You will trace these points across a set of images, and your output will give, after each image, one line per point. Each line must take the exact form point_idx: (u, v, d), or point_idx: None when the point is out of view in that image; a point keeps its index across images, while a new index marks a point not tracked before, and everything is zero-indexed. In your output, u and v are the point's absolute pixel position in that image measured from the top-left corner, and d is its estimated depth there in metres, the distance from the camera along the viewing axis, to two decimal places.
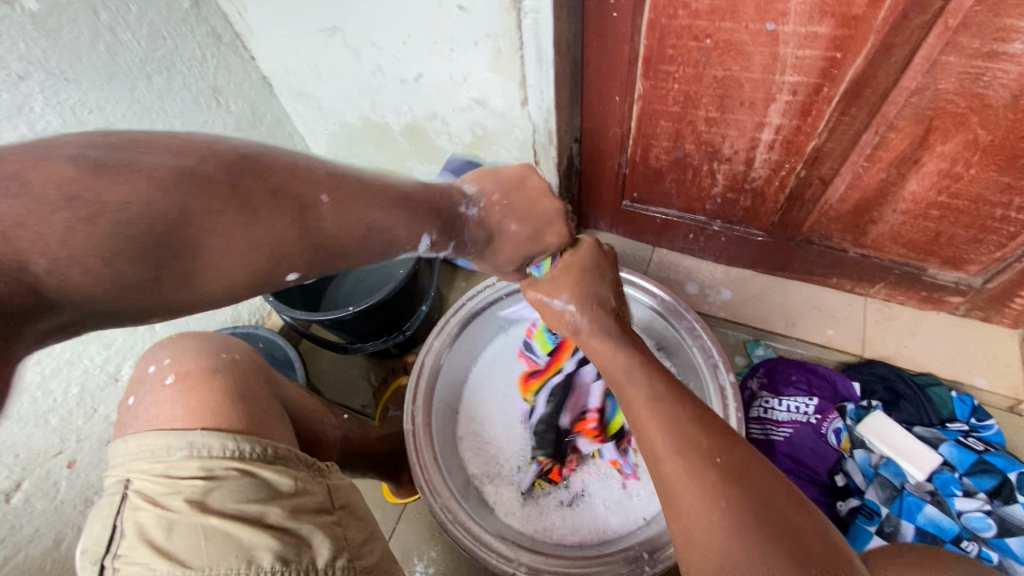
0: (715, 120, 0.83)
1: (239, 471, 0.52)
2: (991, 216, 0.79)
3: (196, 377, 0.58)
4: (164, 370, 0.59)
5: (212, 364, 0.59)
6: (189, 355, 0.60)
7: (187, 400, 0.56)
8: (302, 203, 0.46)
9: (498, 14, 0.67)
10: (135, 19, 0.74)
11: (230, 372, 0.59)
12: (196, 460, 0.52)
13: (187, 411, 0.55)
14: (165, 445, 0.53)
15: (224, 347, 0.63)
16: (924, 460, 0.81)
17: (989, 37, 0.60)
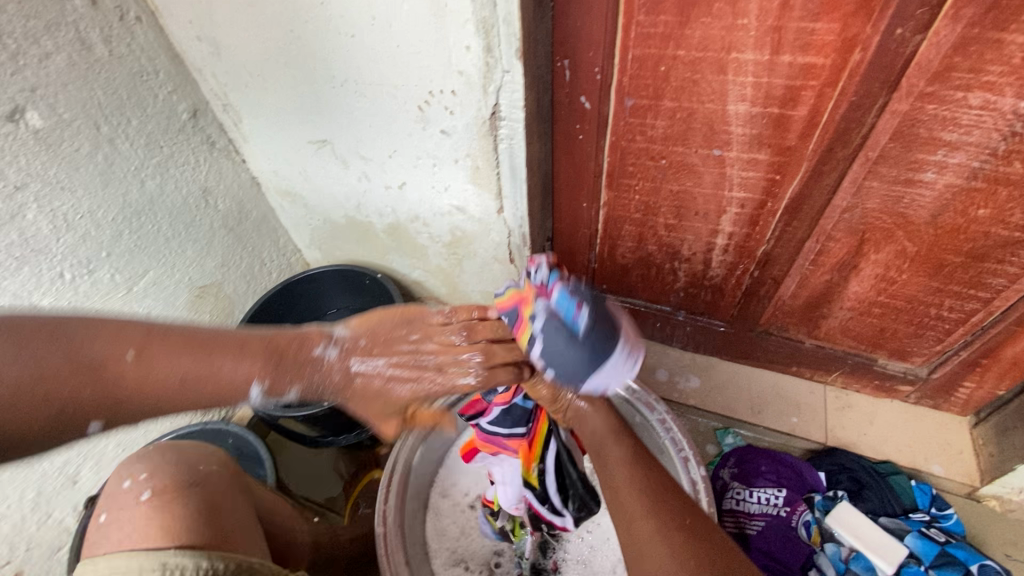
0: (674, 227, 0.91)
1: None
2: (927, 315, 0.86)
3: (172, 493, 0.57)
4: (140, 486, 0.58)
5: (188, 478, 0.59)
6: (165, 469, 0.59)
7: (158, 518, 0.54)
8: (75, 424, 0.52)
9: (476, 138, 0.74)
10: (135, 130, 0.78)
11: (205, 486, 0.59)
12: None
13: (157, 531, 0.53)
14: (138, 566, 0.49)
15: (202, 459, 0.62)
16: (891, 552, 0.82)
17: (905, 168, 0.69)
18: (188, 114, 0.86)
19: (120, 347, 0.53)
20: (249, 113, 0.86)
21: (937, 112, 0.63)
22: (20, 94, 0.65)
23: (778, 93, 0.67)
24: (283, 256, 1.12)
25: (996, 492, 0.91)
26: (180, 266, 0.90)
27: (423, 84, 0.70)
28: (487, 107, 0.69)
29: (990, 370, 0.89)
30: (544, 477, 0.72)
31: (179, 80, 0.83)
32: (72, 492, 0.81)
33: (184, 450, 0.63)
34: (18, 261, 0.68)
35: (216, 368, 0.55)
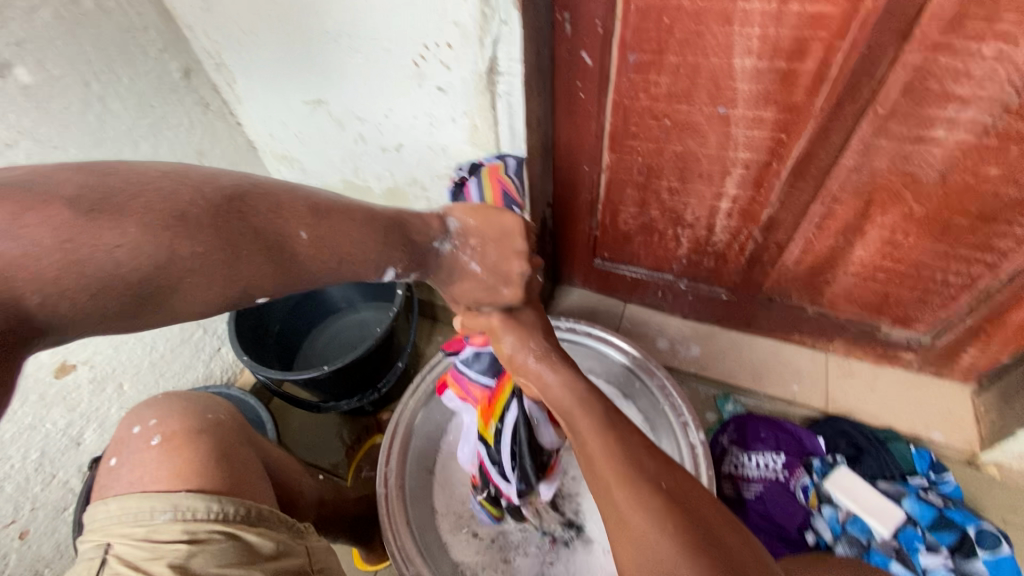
0: (677, 190, 0.89)
1: (225, 535, 0.52)
2: (933, 280, 0.85)
3: (181, 439, 0.57)
4: (150, 432, 0.58)
5: (197, 425, 0.59)
6: (175, 416, 0.59)
7: (172, 461, 0.55)
8: (278, 242, 0.43)
9: (474, 95, 0.72)
10: (126, 89, 0.77)
11: (215, 433, 0.59)
12: (180, 524, 0.51)
13: (171, 472, 0.54)
14: (149, 507, 0.51)
15: (209, 407, 0.62)
16: (888, 515, 0.82)
17: (914, 125, 0.67)
18: (181, 74, 0.84)
19: (295, 218, 0.45)
20: (243, 73, 0.85)
21: (949, 64, 0.60)
22: (7, 49, 0.63)
23: (785, 45, 0.65)
24: None
25: (995, 458, 0.91)
26: None
27: (418, 37, 0.68)
28: (485, 62, 0.67)
29: (995, 336, 0.88)
30: (498, 441, 0.70)
31: (171, 38, 0.81)
32: (76, 453, 0.82)
33: (191, 398, 0.64)
34: None
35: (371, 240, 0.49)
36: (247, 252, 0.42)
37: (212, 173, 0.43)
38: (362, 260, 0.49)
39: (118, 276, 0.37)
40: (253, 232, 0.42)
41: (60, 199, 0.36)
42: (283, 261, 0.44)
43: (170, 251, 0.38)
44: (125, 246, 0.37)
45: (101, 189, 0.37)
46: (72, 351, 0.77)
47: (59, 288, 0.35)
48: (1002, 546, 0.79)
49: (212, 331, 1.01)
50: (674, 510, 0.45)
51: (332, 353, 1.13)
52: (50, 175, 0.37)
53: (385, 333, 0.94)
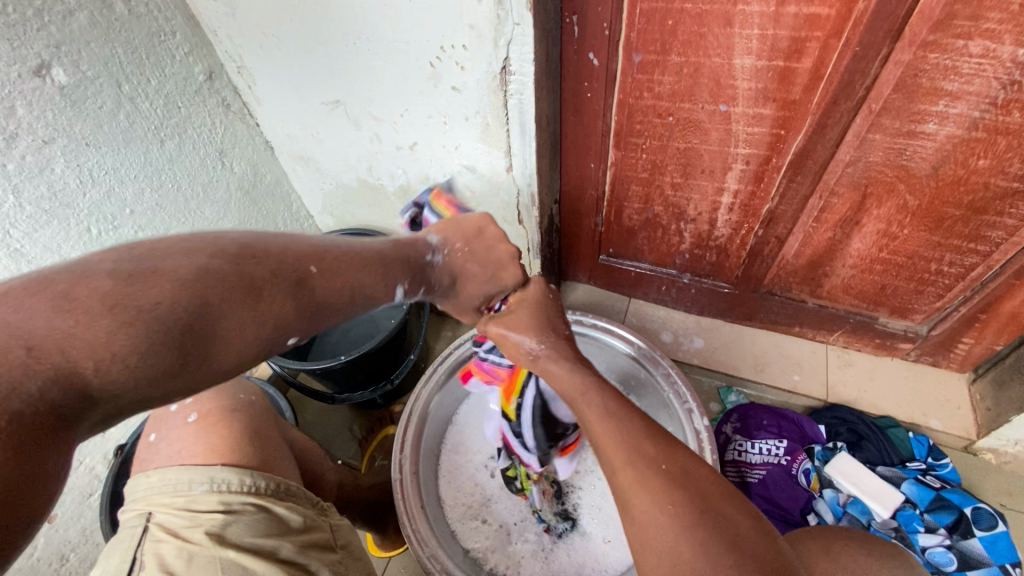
0: (680, 185, 0.92)
1: (256, 506, 0.54)
2: (927, 270, 0.88)
3: (217, 417, 0.60)
4: (186, 408, 0.61)
5: (231, 404, 0.62)
6: (211, 394, 0.62)
7: (209, 437, 0.58)
8: (297, 279, 0.49)
9: (487, 94, 0.76)
10: (154, 90, 0.80)
11: (247, 412, 0.62)
12: (216, 495, 0.53)
13: (208, 447, 0.57)
14: (187, 479, 0.54)
15: (242, 388, 0.66)
16: (887, 497, 0.85)
17: (907, 119, 0.71)
18: (204, 76, 0.88)
19: (304, 256, 0.50)
20: (263, 75, 0.88)
21: (939, 61, 0.64)
22: (46, 50, 0.67)
23: (783, 45, 0.68)
24: (296, 221, 1.14)
25: (992, 445, 0.94)
26: (199, 225, 0.93)
27: (434, 39, 0.72)
28: (498, 62, 0.71)
29: (989, 325, 0.91)
30: (521, 410, 0.77)
31: (195, 41, 0.84)
32: (101, 441, 0.85)
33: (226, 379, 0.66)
34: (48, 215, 0.71)
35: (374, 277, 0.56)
36: (270, 292, 0.47)
37: (221, 241, 0.47)
38: (369, 289, 0.55)
39: (163, 326, 0.41)
40: (265, 278, 0.47)
41: (101, 273, 0.40)
42: (303, 295, 0.49)
43: (203, 301, 0.43)
44: (164, 303, 0.41)
45: (133, 262, 0.42)
46: None
47: (111, 353, 0.39)
48: (997, 525, 0.81)
49: None
50: (683, 474, 0.48)
51: (344, 347, 1.16)
52: (87, 260, 0.41)
53: (398, 326, 0.97)
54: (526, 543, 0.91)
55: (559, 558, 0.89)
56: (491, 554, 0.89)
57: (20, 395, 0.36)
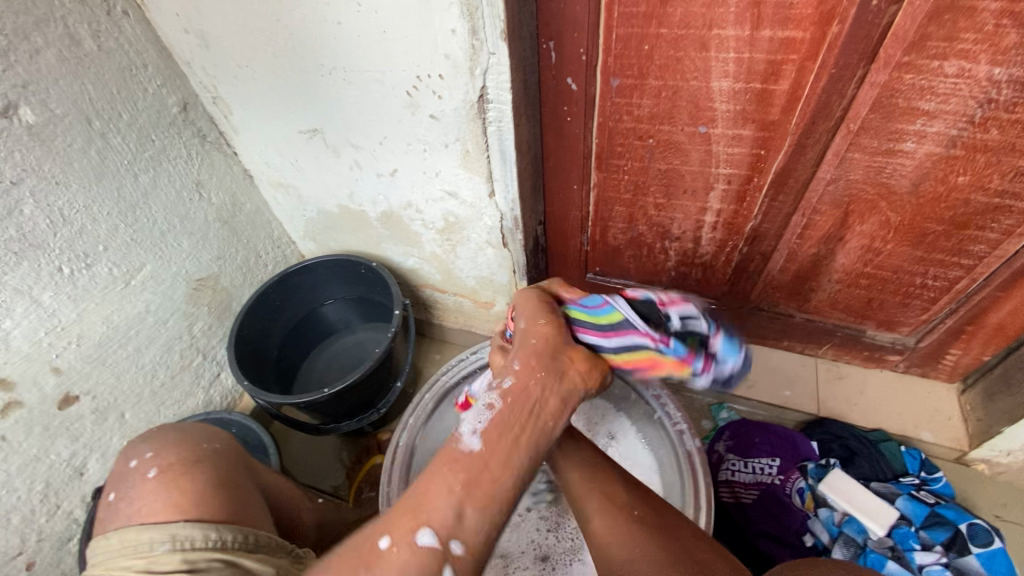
0: (663, 206, 0.92)
1: (223, 562, 0.52)
2: (913, 284, 0.88)
3: (177, 470, 0.59)
4: (146, 464, 0.60)
5: (193, 455, 0.62)
6: (170, 447, 0.62)
7: (169, 491, 0.57)
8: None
9: (466, 122, 0.75)
10: (126, 125, 0.79)
11: (210, 461, 0.62)
12: (178, 554, 0.51)
13: (169, 504, 0.56)
14: (148, 539, 0.53)
15: (204, 437, 0.66)
16: (883, 515, 0.84)
17: (885, 138, 0.71)
18: (179, 108, 0.86)
19: None
20: (239, 104, 0.87)
21: (914, 81, 0.64)
22: (13, 90, 0.65)
23: (759, 68, 0.68)
24: (278, 248, 1.12)
25: (984, 456, 0.93)
26: (176, 258, 0.91)
27: (410, 69, 0.71)
28: (475, 90, 0.70)
29: (975, 336, 0.91)
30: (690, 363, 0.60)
31: (169, 73, 0.83)
32: (80, 484, 0.82)
33: (187, 429, 0.67)
34: (17, 256, 0.68)
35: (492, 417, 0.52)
36: None
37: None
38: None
39: None
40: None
41: None
42: None
43: None
44: None
45: None
46: (74, 381, 0.79)
47: None
48: (994, 541, 0.80)
49: (210, 358, 1.01)
50: None
51: (330, 374, 1.15)
52: None
53: (384, 354, 0.95)
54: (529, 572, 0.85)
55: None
56: None
57: None
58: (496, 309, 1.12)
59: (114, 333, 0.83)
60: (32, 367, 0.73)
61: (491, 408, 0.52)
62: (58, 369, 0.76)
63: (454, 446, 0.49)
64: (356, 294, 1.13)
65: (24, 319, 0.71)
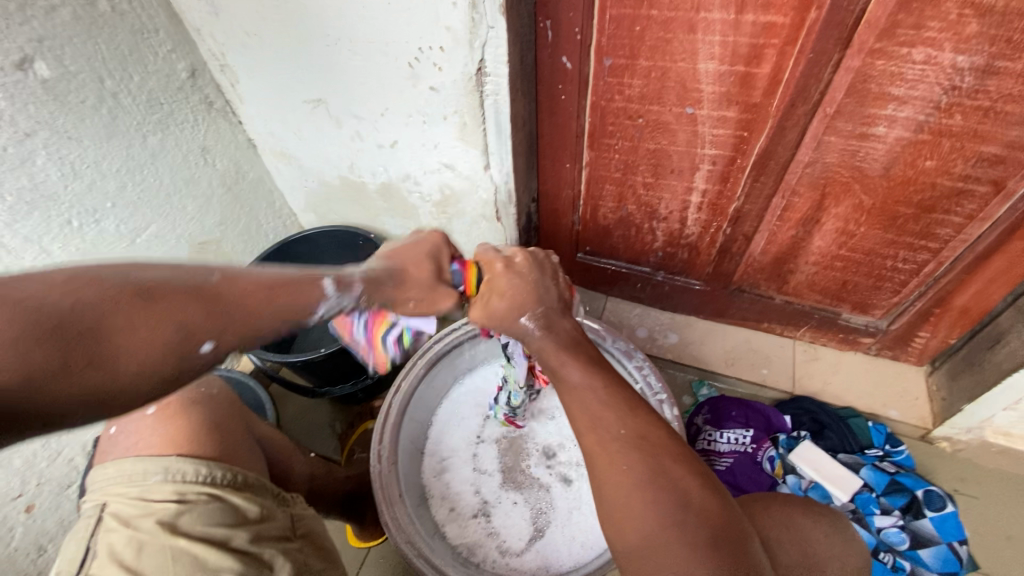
0: (651, 185, 0.96)
1: (211, 496, 0.56)
2: (884, 266, 0.93)
3: (176, 409, 0.61)
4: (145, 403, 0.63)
5: (190, 397, 0.63)
6: None
7: (164, 429, 0.59)
8: (195, 285, 0.49)
9: (463, 94, 0.79)
10: (137, 87, 0.82)
11: (206, 405, 0.64)
12: (171, 485, 0.56)
13: (163, 439, 0.59)
14: (142, 469, 0.56)
15: (203, 382, 0.67)
16: (846, 482, 0.89)
17: (858, 123, 0.75)
18: (188, 74, 0.89)
19: (207, 269, 0.51)
20: (246, 73, 0.90)
21: (886, 67, 0.68)
22: (29, 45, 0.68)
23: (742, 51, 0.73)
24: (279, 219, 1.15)
25: (945, 433, 0.98)
26: (181, 221, 0.94)
27: (412, 41, 0.74)
28: (473, 63, 0.74)
29: (942, 319, 0.96)
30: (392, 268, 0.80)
31: (179, 39, 0.86)
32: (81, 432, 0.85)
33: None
34: (29, 206, 0.71)
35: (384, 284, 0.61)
36: (165, 293, 0.47)
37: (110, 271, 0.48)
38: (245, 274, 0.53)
39: (152, 291, 0.46)
40: (158, 282, 0.47)
41: (183, 296, 0.47)
42: (207, 299, 0.48)
43: (182, 297, 0.47)
44: (143, 284, 0.46)
45: (140, 284, 0.46)
46: None
47: (219, 286, 0.50)
48: (947, 505, 0.85)
49: None
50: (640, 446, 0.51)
51: (325, 344, 1.18)
52: (189, 300, 0.47)
53: None
54: (526, 537, 0.92)
55: (556, 538, 0.91)
56: (479, 548, 0.91)
57: (126, 308, 0.44)
58: None
59: None
60: None
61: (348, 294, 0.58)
62: None
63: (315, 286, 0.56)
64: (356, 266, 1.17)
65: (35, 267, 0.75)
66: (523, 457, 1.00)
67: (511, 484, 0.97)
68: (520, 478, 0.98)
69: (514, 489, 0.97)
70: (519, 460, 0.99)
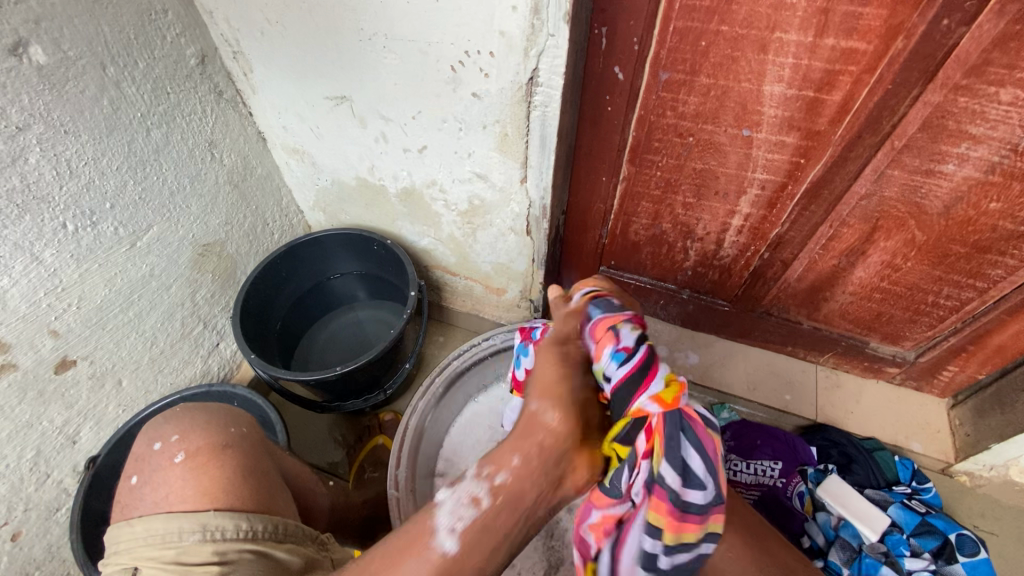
0: (691, 205, 0.92)
1: (255, 553, 0.53)
2: (925, 302, 0.90)
3: (208, 455, 0.58)
4: (172, 448, 0.58)
5: (221, 441, 0.60)
6: (198, 432, 0.60)
7: (199, 480, 0.56)
8: None
9: (509, 104, 0.72)
10: (141, 74, 0.73)
11: (239, 448, 0.60)
12: (211, 545, 0.51)
13: (199, 492, 0.55)
14: (178, 528, 0.52)
15: (232, 420, 0.64)
16: (876, 521, 0.86)
17: (927, 159, 0.71)
18: (197, 60, 0.80)
19: None
20: (262, 61, 0.81)
21: (968, 105, 0.64)
22: (25, 27, 0.59)
23: (815, 76, 0.67)
24: (285, 217, 1.07)
25: (968, 468, 0.97)
26: (184, 221, 0.86)
27: (459, 43, 0.67)
28: (526, 72, 0.67)
29: (974, 356, 0.94)
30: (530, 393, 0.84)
31: (189, 22, 0.77)
32: (72, 452, 0.79)
33: (213, 411, 0.64)
34: (19, 209, 0.63)
35: (504, 467, 0.52)
36: None
37: None
38: None
39: None
40: None
41: None
42: None
43: None
44: None
45: None
46: (72, 346, 0.74)
47: None
48: (980, 552, 0.84)
49: (211, 327, 0.97)
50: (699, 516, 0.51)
51: (331, 352, 1.12)
52: None
53: (397, 336, 0.93)
54: (539, 571, 0.86)
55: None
56: None
57: None
58: (508, 296, 1.11)
59: (116, 297, 0.78)
60: (29, 329, 0.68)
61: (476, 503, 0.51)
62: (56, 332, 0.71)
63: (428, 535, 0.50)
64: (366, 270, 1.10)
65: (22, 277, 0.66)
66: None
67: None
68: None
69: None
70: None
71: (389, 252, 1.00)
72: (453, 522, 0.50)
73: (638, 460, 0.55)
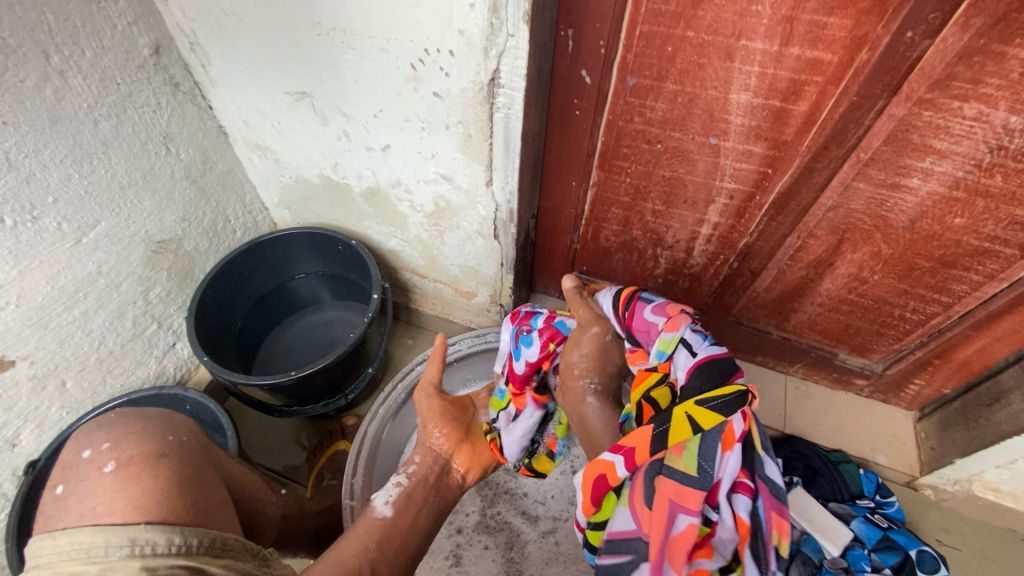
0: (660, 213, 0.90)
1: (188, 569, 0.50)
2: (891, 315, 0.90)
3: (141, 465, 0.55)
4: (103, 457, 0.56)
5: (158, 449, 0.58)
6: (133, 440, 0.58)
7: (130, 491, 0.53)
8: None
9: (472, 105, 0.70)
10: (88, 63, 0.70)
11: (176, 457, 0.58)
12: (138, 560, 0.48)
13: (129, 503, 0.52)
14: (103, 542, 0.48)
15: (171, 428, 0.62)
16: (837, 534, 0.85)
17: (892, 172, 0.71)
18: (150, 50, 0.77)
19: None
20: (219, 53, 0.78)
21: (932, 119, 0.63)
22: None
23: (781, 86, 0.66)
24: (248, 214, 1.04)
25: (932, 482, 0.97)
26: (136, 217, 0.83)
27: (419, 41, 0.65)
28: (487, 73, 0.65)
29: (940, 370, 0.94)
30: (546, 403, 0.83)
31: (141, 9, 0.74)
32: (10, 456, 0.76)
33: (155, 418, 0.63)
34: None
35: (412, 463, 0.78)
36: None
37: None
38: None
39: None
40: None
41: None
42: None
43: None
44: None
45: None
46: (10, 346, 0.71)
47: None
48: (940, 568, 0.83)
49: (167, 327, 0.94)
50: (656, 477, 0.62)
51: (294, 354, 1.09)
52: None
53: (358, 339, 0.91)
54: None
55: None
56: None
57: None
58: (478, 300, 1.09)
59: (59, 295, 0.75)
60: None
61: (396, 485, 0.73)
62: None
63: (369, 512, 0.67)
64: (331, 270, 1.07)
65: None
66: (498, 501, 0.92)
67: (483, 526, 0.89)
68: (492, 520, 0.90)
69: (488, 532, 0.89)
70: (495, 500, 0.92)
71: (354, 252, 0.97)
72: (388, 498, 0.70)
73: (732, 444, 0.58)
